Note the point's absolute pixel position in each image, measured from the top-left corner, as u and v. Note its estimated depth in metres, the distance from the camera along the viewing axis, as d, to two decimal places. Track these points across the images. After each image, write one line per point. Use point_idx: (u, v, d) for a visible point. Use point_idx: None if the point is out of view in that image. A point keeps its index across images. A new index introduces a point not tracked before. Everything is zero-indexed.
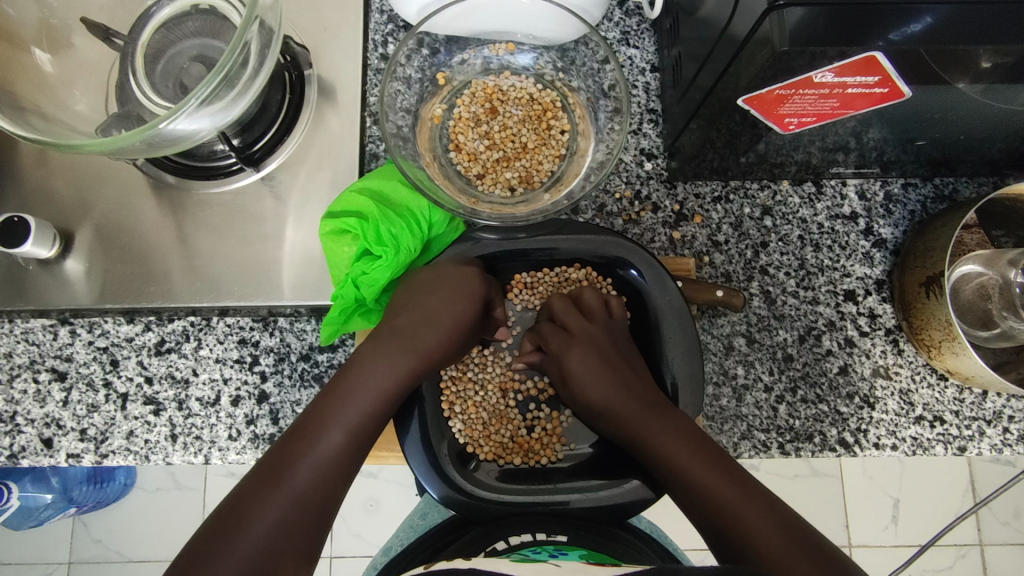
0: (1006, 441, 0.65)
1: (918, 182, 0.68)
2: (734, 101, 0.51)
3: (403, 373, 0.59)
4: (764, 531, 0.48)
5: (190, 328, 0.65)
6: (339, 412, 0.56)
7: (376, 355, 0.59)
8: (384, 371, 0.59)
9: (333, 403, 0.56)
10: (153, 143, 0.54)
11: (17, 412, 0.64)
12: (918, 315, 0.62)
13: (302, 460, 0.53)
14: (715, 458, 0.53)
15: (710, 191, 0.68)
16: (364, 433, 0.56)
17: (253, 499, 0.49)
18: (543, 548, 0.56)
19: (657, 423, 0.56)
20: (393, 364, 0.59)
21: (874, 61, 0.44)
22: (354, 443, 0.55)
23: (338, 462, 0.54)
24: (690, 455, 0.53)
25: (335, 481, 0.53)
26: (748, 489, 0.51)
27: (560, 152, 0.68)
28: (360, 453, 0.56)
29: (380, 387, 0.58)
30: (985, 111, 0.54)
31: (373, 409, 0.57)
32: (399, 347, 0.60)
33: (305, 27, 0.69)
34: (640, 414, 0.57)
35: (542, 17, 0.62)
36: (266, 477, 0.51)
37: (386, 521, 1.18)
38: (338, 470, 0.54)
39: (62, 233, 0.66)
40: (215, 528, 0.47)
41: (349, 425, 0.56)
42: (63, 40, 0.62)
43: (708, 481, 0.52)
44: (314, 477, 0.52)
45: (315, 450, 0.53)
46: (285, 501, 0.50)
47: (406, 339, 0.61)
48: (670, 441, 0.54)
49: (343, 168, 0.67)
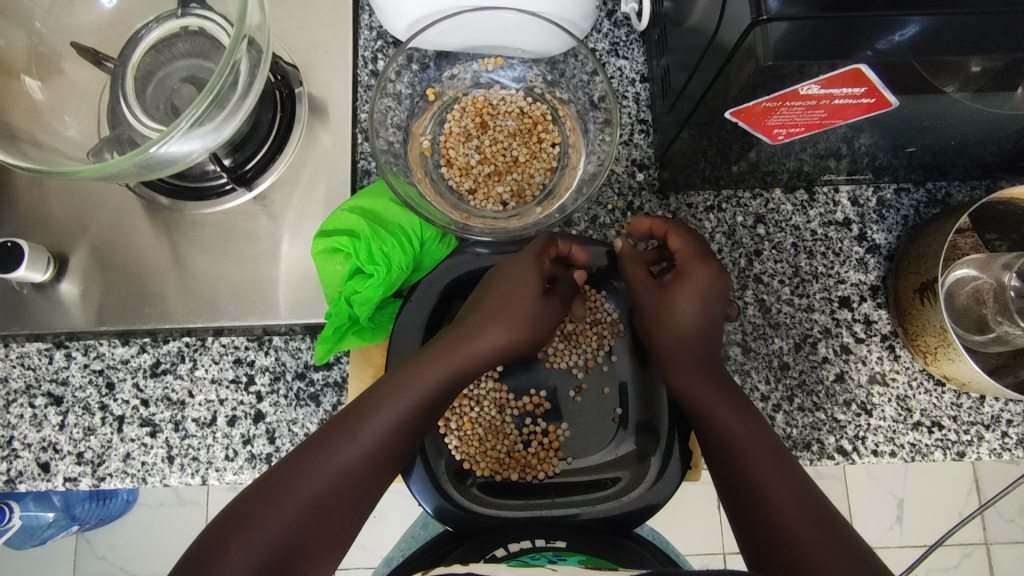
0: (1005, 445, 0.65)
1: (911, 187, 0.68)
2: (722, 113, 0.51)
3: (443, 379, 0.56)
4: (804, 525, 0.49)
5: (186, 349, 0.66)
6: (361, 425, 0.53)
7: (420, 358, 0.56)
8: (426, 377, 0.55)
9: (363, 410, 0.54)
10: (147, 167, 0.54)
11: (14, 437, 0.64)
12: (913, 321, 0.62)
13: (326, 461, 0.51)
14: (767, 441, 0.55)
15: (702, 201, 0.68)
16: (394, 445, 0.54)
17: (274, 492, 0.49)
18: (542, 555, 0.57)
19: (734, 412, 0.55)
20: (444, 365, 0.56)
21: (861, 73, 0.44)
22: (376, 458, 0.53)
23: (363, 471, 0.52)
24: (759, 457, 0.53)
25: (358, 489, 0.52)
26: (800, 488, 0.52)
27: (552, 165, 0.68)
28: (380, 473, 0.53)
29: (416, 395, 0.55)
30: (975, 116, 0.54)
31: (410, 414, 0.54)
32: (450, 342, 0.57)
33: (295, 46, 0.69)
34: (721, 410, 0.56)
35: (530, 31, 0.62)
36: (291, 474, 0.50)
37: (389, 532, 1.18)
38: (353, 485, 0.51)
39: (56, 257, 0.66)
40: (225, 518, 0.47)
41: (374, 437, 0.53)
42: (52, 66, 0.63)
43: (748, 445, 0.54)
44: (327, 490, 0.50)
45: (338, 456, 0.51)
46: (295, 506, 0.49)
47: (464, 333, 0.57)
48: (714, 398, 0.56)
49: (335, 185, 0.67)
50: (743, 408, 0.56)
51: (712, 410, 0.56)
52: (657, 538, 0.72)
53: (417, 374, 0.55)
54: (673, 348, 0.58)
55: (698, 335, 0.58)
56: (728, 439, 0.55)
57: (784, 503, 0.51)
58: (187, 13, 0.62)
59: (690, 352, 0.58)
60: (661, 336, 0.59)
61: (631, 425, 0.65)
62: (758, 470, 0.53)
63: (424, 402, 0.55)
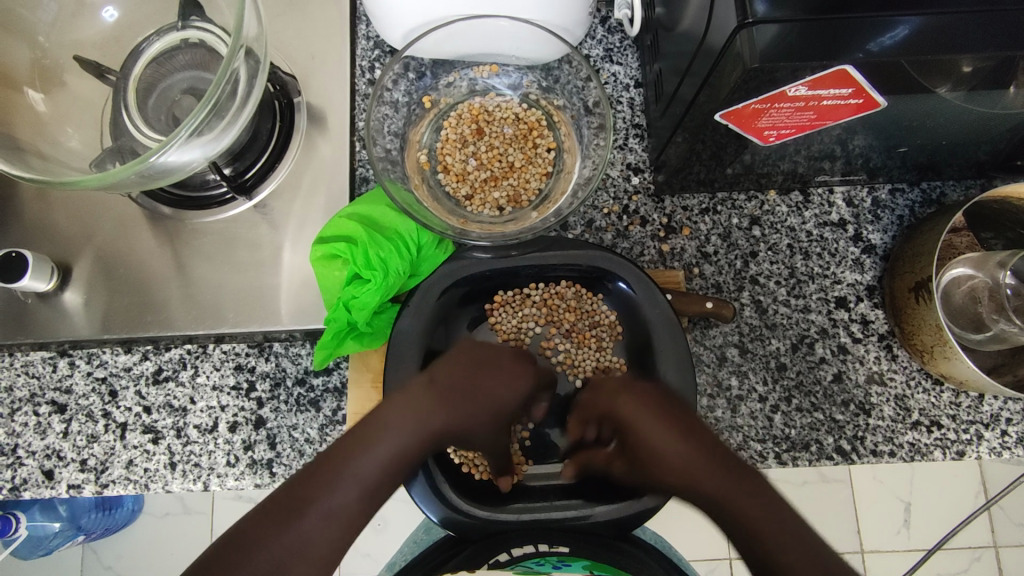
0: (1005, 444, 0.64)
1: (906, 187, 0.68)
2: (712, 116, 0.52)
3: (425, 428, 0.56)
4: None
5: (187, 356, 0.66)
6: (355, 461, 0.54)
7: (399, 410, 0.56)
8: (410, 421, 0.56)
9: (353, 447, 0.54)
10: (147, 176, 0.55)
11: (18, 445, 0.65)
12: (909, 320, 0.62)
13: (312, 508, 0.51)
14: (761, 496, 0.53)
15: (697, 204, 0.68)
16: (378, 486, 0.54)
17: (263, 535, 0.49)
18: (544, 560, 0.63)
19: (734, 485, 0.54)
20: (430, 428, 0.56)
21: (847, 74, 0.45)
22: (368, 494, 0.53)
23: (346, 515, 0.52)
24: (766, 518, 0.51)
25: (340, 537, 0.51)
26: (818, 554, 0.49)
27: (547, 170, 0.69)
28: (375, 506, 0.53)
29: (397, 443, 0.55)
30: (966, 115, 0.54)
31: (399, 454, 0.55)
32: (437, 398, 0.58)
33: (294, 56, 0.70)
34: (705, 461, 0.55)
35: (523, 39, 0.63)
36: (278, 513, 0.50)
37: (394, 540, 1.18)
38: (347, 520, 0.52)
39: (60, 266, 0.67)
40: (225, 546, 0.49)
41: (366, 477, 0.53)
42: (56, 79, 0.64)
43: (761, 524, 0.51)
44: (318, 530, 0.51)
45: (325, 500, 0.52)
46: (287, 543, 0.49)
47: (444, 394, 0.58)
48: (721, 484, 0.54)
49: (334, 193, 0.68)
50: (727, 466, 0.55)
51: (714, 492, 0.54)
52: (657, 541, 0.73)
53: (391, 427, 0.55)
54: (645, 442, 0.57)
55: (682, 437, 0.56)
56: (733, 505, 0.53)
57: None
58: (188, 25, 0.64)
59: (676, 461, 0.56)
60: (639, 441, 0.58)
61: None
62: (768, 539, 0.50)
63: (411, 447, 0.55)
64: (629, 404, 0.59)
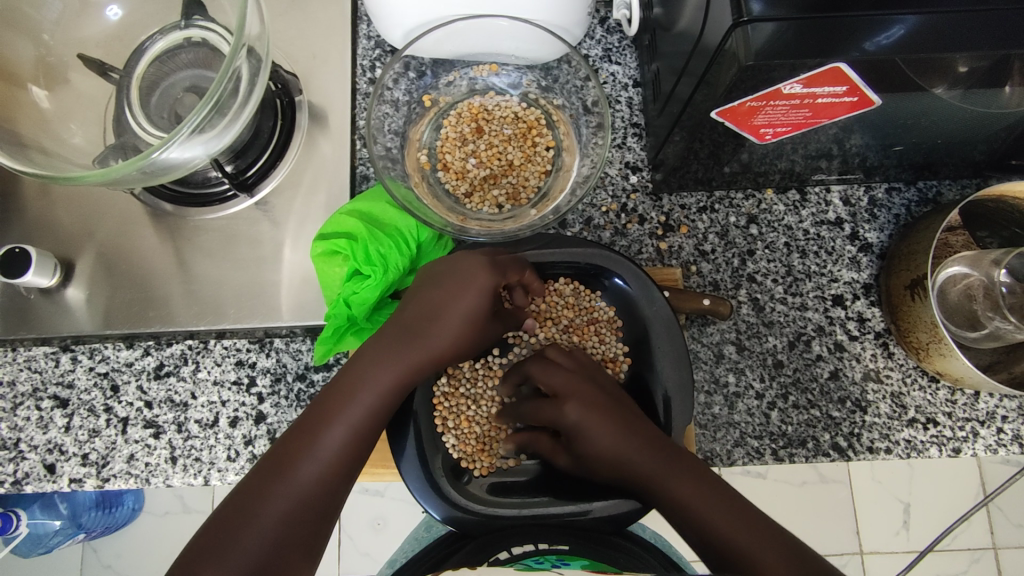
0: (1001, 441, 0.65)
1: (902, 187, 0.69)
2: (708, 114, 0.52)
3: (406, 368, 0.57)
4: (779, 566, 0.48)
5: (189, 352, 0.67)
6: (343, 409, 0.54)
7: (375, 355, 0.57)
8: (391, 366, 0.56)
9: (341, 398, 0.55)
10: (149, 172, 0.56)
11: (20, 439, 0.66)
12: (905, 317, 0.63)
13: (306, 456, 0.52)
14: (723, 498, 0.53)
15: (695, 202, 0.69)
16: (368, 429, 0.55)
17: (263, 491, 0.50)
18: (546, 559, 0.61)
19: (680, 476, 0.54)
20: (402, 357, 0.57)
21: (841, 72, 0.45)
22: (359, 438, 0.54)
23: (340, 461, 0.53)
24: (715, 512, 0.52)
25: (338, 480, 0.53)
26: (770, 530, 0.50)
27: (546, 169, 0.69)
28: (366, 449, 0.54)
29: (380, 388, 0.56)
30: (962, 114, 0.55)
31: (387, 396, 0.56)
32: (405, 336, 0.58)
33: (296, 55, 0.71)
34: (649, 460, 0.56)
35: (523, 38, 0.63)
36: (273, 471, 0.51)
37: (393, 539, 1.18)
38: (342, 466, 0.53)
39: (63, 262, 0.68)
40: (231, 505, 0.50)
41: (354, 421, 0.54)
42: (60, 77, 0.64)
43: (721, 524, 0.51)
44: (316, 479, 0.52)
45: (317, 446, 0.53)
46: (287, 497, 0.50)
47: (415, 331, 0.58)
48: (682, 483, 0.54)
49: (335, 190, 0.69)
50: (676, 467, 0.55)
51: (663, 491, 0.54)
52: (656, 540, 0.72)
53: (376, 375, 0.56)
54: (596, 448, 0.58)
55: (618, 431, 0.57)
56: (676, 492, 0.54)
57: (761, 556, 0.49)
58: (190, 24, 0.64)
59: (620, 456, 0.56)
60: (585, 444, 0.58)
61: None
62: (720, 529, 0.51)
63: (395, 388, 0.56)
64: (576, 410, 0.59)
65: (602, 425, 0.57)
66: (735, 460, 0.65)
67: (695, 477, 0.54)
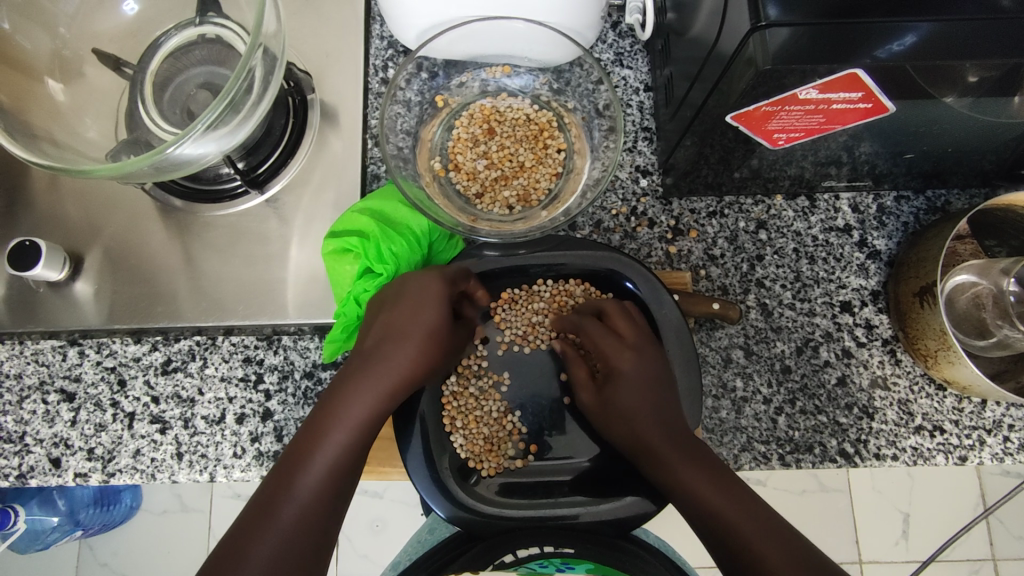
0: (1007, 450, 0.65)
1: (910, 195, 0.69)
2: (723, 118, 0.52)
3: (377, 397, 0.57)
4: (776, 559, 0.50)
5: (196, 347, 0.66)
6: (318, 446, 0.54)
7: (347, 385, 0.57)
8: (367, 387, 0.57)
9: (314, 436, 0.54)
10: (160, 168, 0.56)
11: (26, 433, 0.65)
12: (913, 325, 0.63)
13: (287, 498, 0.51)
14: (737, 494, 0.54)
15: (705, 207, 0.69)
16: (346, 465, 0.54)
17: (247, 536, 0.49)
18: (550, 562, 0.61)
19: (687, 457, 0.56)
20: (370, 390, 0.57)
21: (856, 77, 0.46)
22: (338, 473, 0.54)
23: (320, 497, 0.52)
24: (708, 487, 0.54)
25: (321, 519, 0.52)
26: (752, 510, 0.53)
27: (557, 171, 0.70)
28: (347, 483, 0.54)
29: (355, 415, 0.56)
30: (973, 123, 0.55)
31: (360, 424, 0.56)
32: (370, 368, 0.58)
33: (309, 54, 0.71)
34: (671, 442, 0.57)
35: (537, 41, 0.64)
36: (256, 518, 0.50)
37: (393, 541, 1.18)
38: (327, 499, 0.52)
39: (72, 256, 0.68)
40: (214, 569, 0.48)
41: (329, 458, 0.54)
42: (75, 71, 0.65)
43: (736, 522, 0.53)
44: (298, 515, 0.51)
45: (296, 487, 0.52)
46: (273, 536, 0.49)
47: (374, 361, 0.58)
48: (693, 471, 0.55)
49: (345, 189, 0.69)
50: (701, 454, 0.56)
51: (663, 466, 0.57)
52: (661, 544, 0.72)
53: (345, 404, 0.56)
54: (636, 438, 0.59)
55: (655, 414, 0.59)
56: (681, 474, 0.55)
57: (755, 539, 0.51)
58: (205, 21, 0.64)
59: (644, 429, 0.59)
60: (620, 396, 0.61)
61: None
62: (723, 513, 0.53)
63: (369, 416, 0.56)
64: (629, 363, 0.62)
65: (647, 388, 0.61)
66: (742, 465, 0.65)
67: (707, 466, 0.56)
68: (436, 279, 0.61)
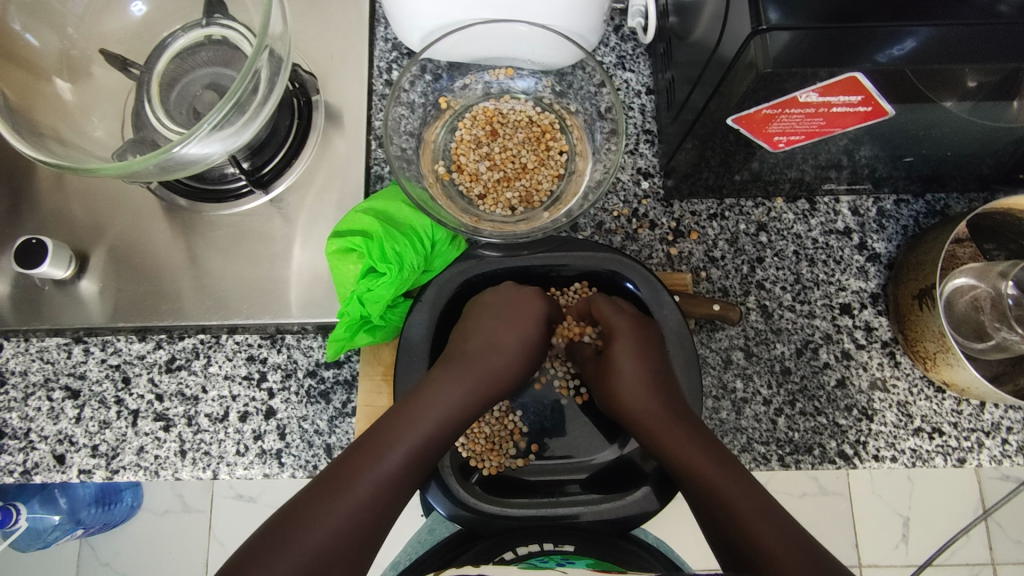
0: (1006, 452, 0.65)
1: (910, 198, 0.70)
2: (724, 120, 0.53)
3: (468, 396, 0.61)
4: (779, 547, 0.49)
5: (200, 346, 0.67)
6: (406, 432, 0.56)
7: (440, 378, 0.60)
8: (460, 384, 0.61)
9: (402, 418, 0.57)
10: (166, 167, 0.57)
11: (31, 429, 0.66)
12: (913, 327, 0.63)
13: (364, 476, 0.54)
14: (745, 482, 0.54)
15: (705, 209, 0.70)
16: (425, 455, 0.57)
17: (316, 504, 0.51)
18: (550, 557, 0.59)
19: (698, 443, 0.56)
20: (462, 389, 0.61)
21: (858, 81, 0.46)
22: (416, 464, 0.56)
23: (395, 483, 0.55)
24: (719, 475, 0.54)
25: (389, 503, 0.54)
26: (761, 500, 0.53)
27: (559, 172, 0.70)
28: (419, 475, 0.57)
29: (447, 409, 0.59)
30: (972, 127, 0.55)
31: (445, 421, 0.59)
32: (463, 369, 0.62)
33: (314, 56, 0.72)
34: (678, 423, 0.58)
35: (540, 44, 0.64)
36: (326, 489, 0.52)
37: (393, 541, 1.18)
38: (401, 485, 0.55)
39: (77, 254, 0.68)
40: (275, 529, 0.50)
41: (413, 443, 0.57)
42: (83, 71, 0.65)
43: (741, 505, 0.52)
44: (372, 495, 0.53)
45: (377, 466, 0.55)
46: (342, 511, 0.52)
47: (472, 365, 0.63)
48: (696, 456, 0.55)
49: (349, 189, 0.70)
50: (711, 447, 0.56)
51: (657, 431, 0.58)
52: (660, 544, 0.72)
53: (436, 397, 0.59)
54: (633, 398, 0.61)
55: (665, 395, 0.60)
56: (692, 461, 0.55)
57: (769, 537, 0.50)
58: (212, 22, 0.65)
59: (646, 405, 0.60)
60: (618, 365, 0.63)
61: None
62: (730, 498, 0.53)
63: (457, 408, 0.60)
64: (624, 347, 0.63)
65: (641, 360, 0.63)
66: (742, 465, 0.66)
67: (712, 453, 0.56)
68: (535, 297, 0.66)
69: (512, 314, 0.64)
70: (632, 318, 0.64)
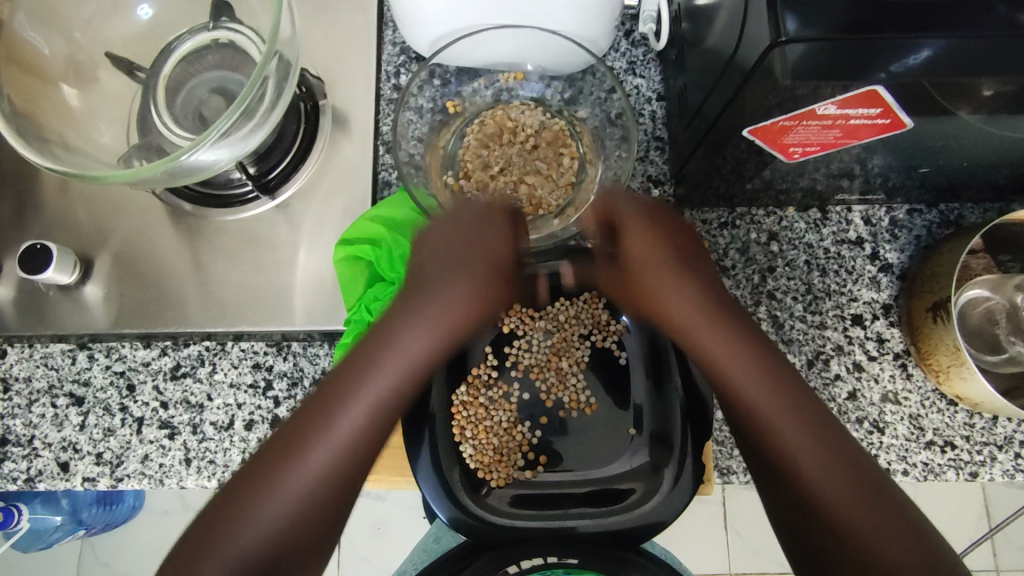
0: (1018, 467, 0.65)
1: (923, 208, 0.69)
2: (739, 131, 0.52)
3: (431, 334, 0.51)
4: (851, 513, 0.45)
5: (205, 353, 0.66)
6: (360, 389, 0.48)
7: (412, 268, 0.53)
8: (428, 297, 0.52)
9: (354, 374, 0.49)
10: (173, 174, 0.56)
11: (35, 436, 0.65)
12: (925, 340, 0.62)
13: (317, 442, 0.47)
14: (829, 441, 0.47)
15: (716, 217, 0.69)
16: (378, 409, 0.48)
17: (275, 469, 0.46)
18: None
19: (773, 390, 0.50)
20: (416, 320, 0.51)
21: (875, 94, 0.46)
22: (372, 422, 0.48)
23: (356, 447, 0.47)
24: (793, 430, 0.48)
25: (351, 471, 0.48)
26: (851, 463, 0.47)
27: (571, 180, 0.68)
28: (380, 432, 0.49)
29: (403, 351, 0.50)
30: (990, 139, 0.54)
31: (404, 361, 0.50)
32: (421, 287, 0.52)
33: (321, 60, 0.71)
34: (747, 373, 0.51)
35: (550, 50, 0.63)
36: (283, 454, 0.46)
37: (396, 546, 1.17)
38: (359, 455, 0.48)
39: (82, 259, 0.68)
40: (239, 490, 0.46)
41: (371, 401, 0.48)
42: (88, 75, 0.65)
43: (813, 466, 0.47)
44: (328, 463, 0.46)
45: (331, 429, 0.47)
46: (300, 480, 0.46)
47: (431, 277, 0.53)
48: (776, 412, 0.49)
49: (355, 195, 0.69)
50: (789, 393, 0.50)
51: (720, 373, 0.52)
52: (668, 556, 0.72)
53: (388, 327, 0.51)
54: (721, 362, 0.52)
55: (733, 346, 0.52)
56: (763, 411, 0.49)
57: (841, 497, 0.45)
58: (218, 26, 0.64)
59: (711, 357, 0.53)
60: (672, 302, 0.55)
61: (637, 360, 0.67)
62: (807, 458, 0.47)
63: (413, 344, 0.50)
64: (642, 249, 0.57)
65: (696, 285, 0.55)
66: None
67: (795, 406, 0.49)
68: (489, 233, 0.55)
69: (481, 243, 0.55)
70: (636, 248, 0.57)
